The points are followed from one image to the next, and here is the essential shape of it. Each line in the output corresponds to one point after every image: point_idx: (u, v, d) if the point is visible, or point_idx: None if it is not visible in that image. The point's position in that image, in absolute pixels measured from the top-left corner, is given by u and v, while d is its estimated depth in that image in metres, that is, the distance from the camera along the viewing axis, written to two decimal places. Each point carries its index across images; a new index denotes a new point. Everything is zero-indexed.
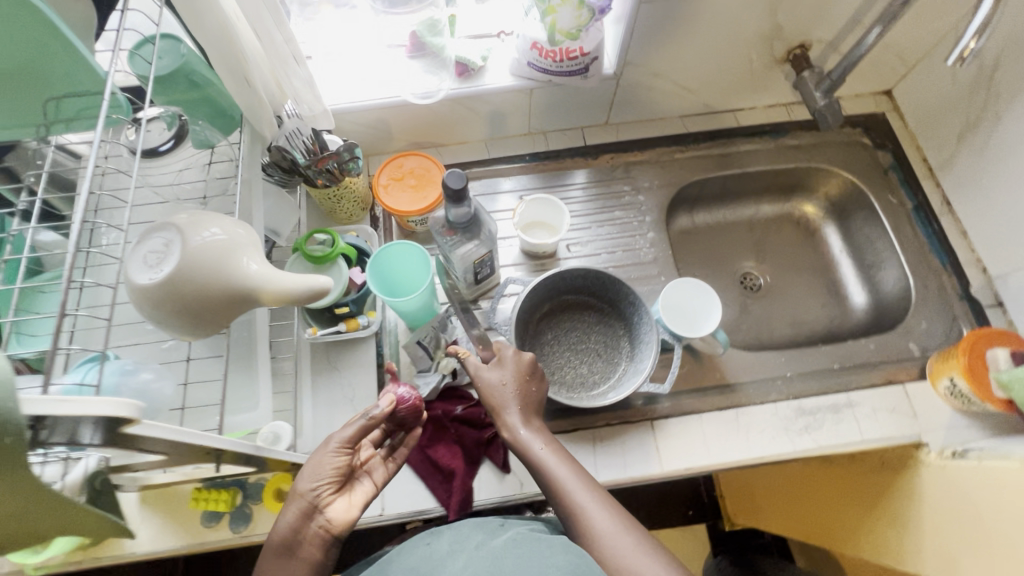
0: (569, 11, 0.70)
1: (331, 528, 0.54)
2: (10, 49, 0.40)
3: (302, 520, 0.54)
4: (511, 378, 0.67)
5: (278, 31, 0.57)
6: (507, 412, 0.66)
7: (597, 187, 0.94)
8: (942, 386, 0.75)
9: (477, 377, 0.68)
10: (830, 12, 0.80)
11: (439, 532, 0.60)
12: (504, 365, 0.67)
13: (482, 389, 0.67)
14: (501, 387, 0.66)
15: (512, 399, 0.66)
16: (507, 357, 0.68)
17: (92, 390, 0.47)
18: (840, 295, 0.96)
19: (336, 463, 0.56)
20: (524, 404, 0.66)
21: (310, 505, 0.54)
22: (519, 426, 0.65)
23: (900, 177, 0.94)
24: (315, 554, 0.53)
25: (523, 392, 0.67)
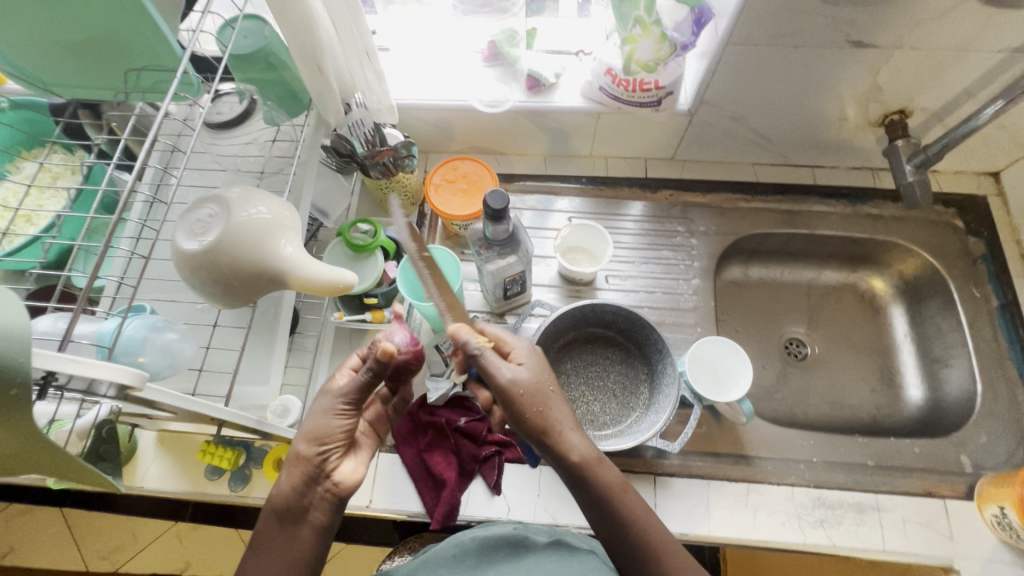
0: (649, 44, 0.68)
1: (337, 493, 0.51)
2: (103, 23, 0.43)
3: (306, 486, 0.51)
4: (547, 374, 0.55)
5: (356, 24, 0.59)
6: (563, 423, 0.53)
7: (649, 222, 0.91)
8: (988, 513, 0.68)
9: (518, 377, 0.52)
10: (941, 81, 0.72)
11: (466, 540, 0.60)
12: (529, 356, 0.56)
13: (526, 397, 0.52)
14: (550, 389, 0.53)
15: (558, 403, 0.53)
16: (526, 350, 0.56)
17: (119, 341, 0.50)
18: (893, 384, 0.88)
19: (342, 423, 0.52)
20: (567, 411, 0.54)
21: (314, 470, 0.51)
22: (570, 435, 0.52)
23: (990, 270, 0.85)
24: (321, 520, 0.51)
25: (561, 394, 0.55)
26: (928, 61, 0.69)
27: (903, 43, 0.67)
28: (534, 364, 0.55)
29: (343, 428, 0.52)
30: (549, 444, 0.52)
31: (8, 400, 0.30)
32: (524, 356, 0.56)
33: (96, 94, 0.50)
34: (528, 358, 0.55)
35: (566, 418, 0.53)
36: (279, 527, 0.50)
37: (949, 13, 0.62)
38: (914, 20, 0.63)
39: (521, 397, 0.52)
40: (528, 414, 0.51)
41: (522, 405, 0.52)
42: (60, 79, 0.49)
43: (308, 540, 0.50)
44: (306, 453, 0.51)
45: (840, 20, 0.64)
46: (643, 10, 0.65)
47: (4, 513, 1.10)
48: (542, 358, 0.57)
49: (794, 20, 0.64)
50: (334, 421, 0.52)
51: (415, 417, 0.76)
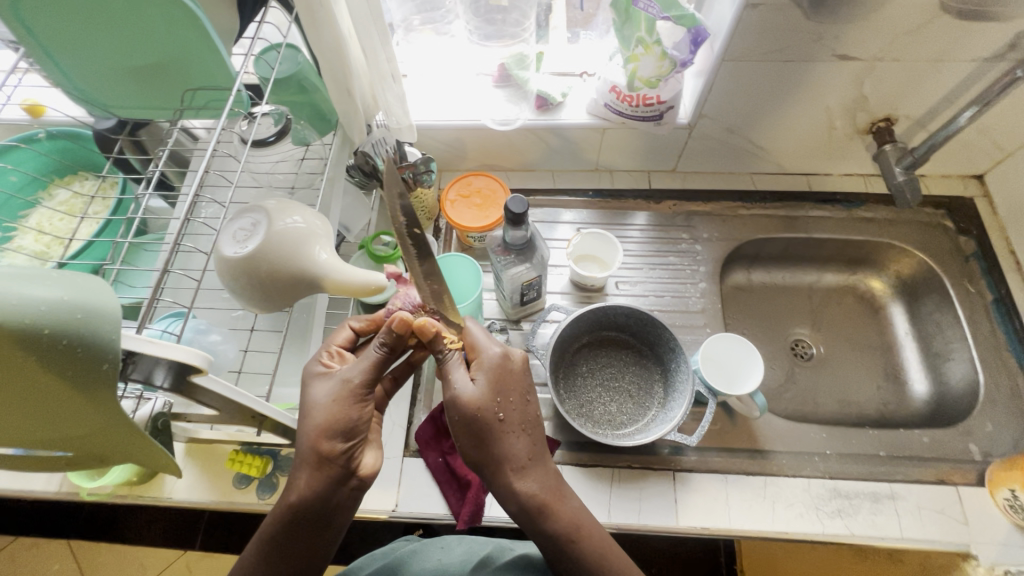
0: (651, 62, 0.73)
1: (364, 487, 0.53)
2: (169, 49, 0.48)
3: (336, 488, 0.50)
4: (500, 399, 0.52)
5: (383, 50, 0.64)
6: (507, 463, 0.52)
7: (655, 231, 0.95)
8: (1000, 497, 0.70)
9: (462, 403, 0.51)
10: (921, 90, 0.78)
11: (451, 543, 0.64)
12: (487, 373, 0.53)
13: (465, 423, 0.51)
14: (496, 420, 0.52)
15: (502, 436, 0.52)
16: (488, 364, 0.54)
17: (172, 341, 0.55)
18: (898, 381, 0.91)
19: (367, 415, 0.52)
20: (514, 446, 0.52)
21: (345, 470, 0.51)
22: (508, 469, 0.51)
23: (982, 266, 0.89)
24: (344, 517, 0.52)
25: (512, 424, 0.52)
26: (908, 72, 0.75)
27: (884, 55, 0.73)
28: (485, 386, 0.53)
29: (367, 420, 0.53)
30: (490, 478, 0.52)
31: (98, 378, 0.32)
32: (481, 373, 0.53)
33: (153, 113, 0.55)
34: (484, 375, 0.53)
35: (516, 453, 0.52)
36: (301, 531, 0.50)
37: (924, 27, 0.68)
38: (893, 33, 0.69)
39: (460, 422, 0.52)
40: (465, 441, 0.52)
41: (462, 431, 0.52)
42: (121, 101, 0.54)
43: (334, 536, 0.52)
44: (336, 454, 0.50)
45: (825, 36, 0.70)
46: (644, 31, 0.70)
47: (14, 545, 1.08)
48: (505, 376, 0.54)
49: (783, 37, 0.70)
50: (360, 414, 0.52)
51: (438, 421, 0.78)
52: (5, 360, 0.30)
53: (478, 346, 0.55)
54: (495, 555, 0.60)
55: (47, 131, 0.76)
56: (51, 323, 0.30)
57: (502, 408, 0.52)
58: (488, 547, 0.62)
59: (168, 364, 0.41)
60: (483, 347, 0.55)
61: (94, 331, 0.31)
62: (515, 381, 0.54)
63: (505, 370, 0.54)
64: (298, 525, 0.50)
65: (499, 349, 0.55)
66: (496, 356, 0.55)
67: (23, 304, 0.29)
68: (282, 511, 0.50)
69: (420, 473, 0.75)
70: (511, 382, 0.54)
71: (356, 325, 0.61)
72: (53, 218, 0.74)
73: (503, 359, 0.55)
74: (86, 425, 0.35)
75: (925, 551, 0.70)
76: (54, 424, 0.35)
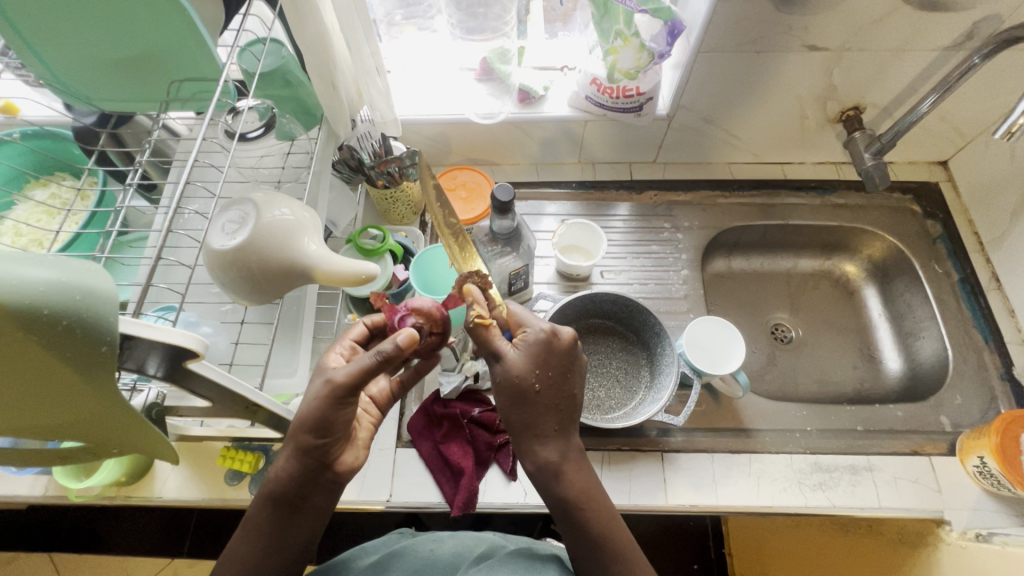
0: (630, 53, 0.75)
1: (340, 478, 0.53)
2: (155, 38, 0.48)
3: (312, 477, 0.51)
4: (541, 372, 0.53)
5: (366, 43, 0.65)
6: (532, 429, 0.54)
7: (638, 221, 0.98)
8: (970, 464, 0.74)
9: (505, 366, 0.53)
10: (887, 78, 0.82)
11: (443, 539, 0.60)
12: (529, 347, 0.54)
13: (503, 385, 0.53)
14: (531, 390, 0.53)
15: (535, 404, 0.53)
16: (533, 338, 0.54)
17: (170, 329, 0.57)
18: (873, 360, 0.94)
19: (347, 417, 0.51)
20: (544, 415, 0.54)
21: (321, 462, 0.51)
22: (534, 432, 0.54)
23: (948, 247, 0.93)
24: (321, 504, 0.53)
25: (548, 396, 0.54)
26: (873, 61, 0.78)
27: (851, 45, 0.76)
28: (527, 357, 0.53)
29: (347, 421, 0.51)
30: (516, 435, 0.55)
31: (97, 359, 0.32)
32: (525, 345, 0.54)
33: (139, 106, 0.56)
34: (527, 348, 0.53)
35: (543, 422, 0.54)
36: (280, 513, 0.52)
37: (886, 17, 0.71)
38: (859, 23, 0.72)
39: (500, 382, 0.53)
40: (501, 399, 0.54)
41: (500, 392, 0.54)
42: (104, 95, 0.54)
43: (308, 525, 0.53)
44: (310, 448, 0.50)
45: (796, 27, 0.72)
46: (622, 23, 0.72)
47: None
48: (548, 353, 0.54)
49: (755, 28, 0.73)
50: (339, 416, 0.50)
51: (430, 411, 0.79)
52: (4, 339, 0.30)
53: (524, 320, 0.56)
54: (492, 549, 0.57)
55: (23, 129, 0.74)
56: (53, 303, 0.30)
57: (540, 381, 0.53)
58: (484, 541, 0.60)
59: (162, 350, 0.41)
60: (529, 322, 0.56)
61: (94, 309, 0.31)
62: (557, 360, 0.54)
63: (548, 348, 0.54)
64: (279, 505, 0.52)
65: (548, 324, 0.55)
66: (543, 332, 0.54)
67: (20, 282, 0.30)
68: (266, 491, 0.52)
69: (413, 463, 0.76)
70: (553, 358, 0.54)
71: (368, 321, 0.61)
72: (33, 215, 0.73)
73: (549, 335, 0.54)
74: (84, 407, 0.36)
75: (901, 518, 0.73)
76: (51, 406, 0.35)
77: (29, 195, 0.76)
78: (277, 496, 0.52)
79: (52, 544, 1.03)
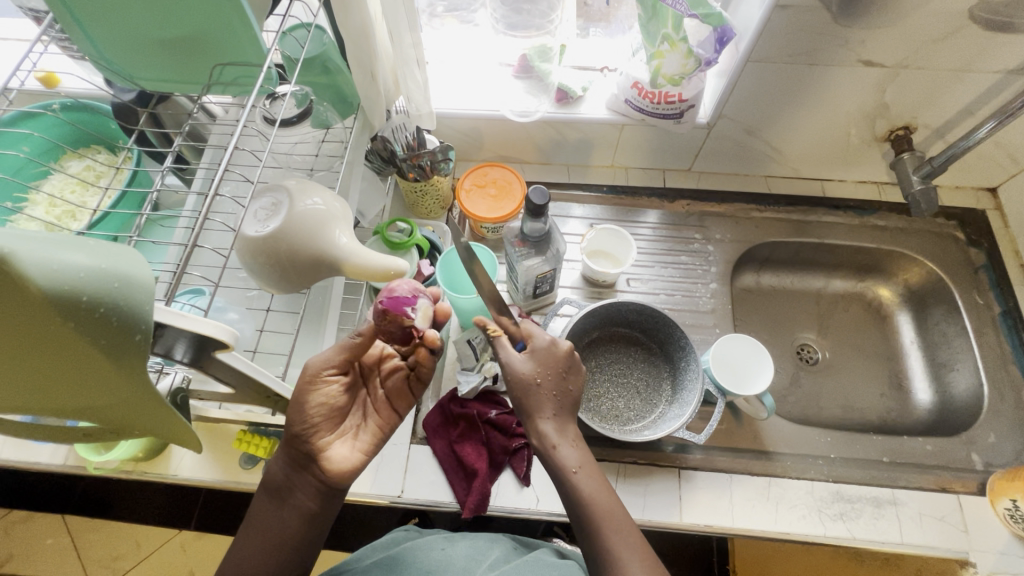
0: (676, 59, 0.73)
1: (325, 479, 0.51)
2: (202, 21, 0.48)
3: (299, 467, 0.52)
4: (545, 367, 0.56)
5: (409, 34, 0.63)
6: (536, 415, 0.55)
7: (667, 229, 0.96)
8: (1001, 507, 0.71)
9: (511, 364, 0.56)
10: (942, 99, 0.78)
11: (454, 541, 0.59)
12: (536, 348, 0.57)
13: (508, 380, 0.56)
14: (532, 381, 0.55)
15: (538, 399, 0.55)
16: (539, 343, 0.57)
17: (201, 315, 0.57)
18: (902, 389, 0.91)
19: (320, 401, 0.52)
20: (549, 410, 0.55)
21: (304, 453, 0.52)
22: (537, 418, 0.55)
23: (991, 278, 0.90)
24: (305, 504, 0.52)
25: (550, 392, 0.55)
26: (931, 80, 0.75)
27: (908, 63, 0.73)
28: (532, 360, 0.56)
29: (323, 405, 0.53)
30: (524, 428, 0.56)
31: (128, 348, 0.32)
32: (531, 351, 0.57)
33: (181, 88, 0.55)
34: (532, 352, 0.56)
35: (544, 409, 0.55)
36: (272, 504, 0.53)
37: (950, 36, 0.68)
38: (919, 41, 0.69)
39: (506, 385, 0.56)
40: (511, 396, 0.56)
41: (508, 390, 0.56)
42: (147, 75, 0.53)
43: (294, 522, 0.52)
44: (292, 433, 0.52)
45: (852, 41, 0.70)
46: (670, 27, 0.70)
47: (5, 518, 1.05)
48: (552, 355, 0.56)
49: (810, 39, 0.70)
50: (312, 397, 0.52)
51: (447, 410, 0.79)
52: (43, 324, 0.30)
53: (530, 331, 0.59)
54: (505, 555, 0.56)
55: (63, 101, 0.74)
56: (91, 290, 0.30)
57: (544, 377, 0.55)
58: (496, 544, 0.59)
59: (188, 338, 0.41)
60: (535, 332, 0.59)
61: (132, 298, 0.31)
62: (560, 359, 0.56)
63: (552, 346, 0.57)
64: (270, 496, 0.53)
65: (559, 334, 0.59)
66: (547, 338, 0.58)
67: (62, 268, 0.30)
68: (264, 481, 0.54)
69: (427, 460, 0.76)
70: (555, 357, 0.56)
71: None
72: (66, 187, 0.73)
73: (555, 339, 0.58)
74: (116, 395, 0.35)
75: (924, 556, 0.71)
76: (83, 391, 0.35)
77: (64, 166, 0.76)
78: (271, 485, 0.53)
79: (64, 509, 1.04)
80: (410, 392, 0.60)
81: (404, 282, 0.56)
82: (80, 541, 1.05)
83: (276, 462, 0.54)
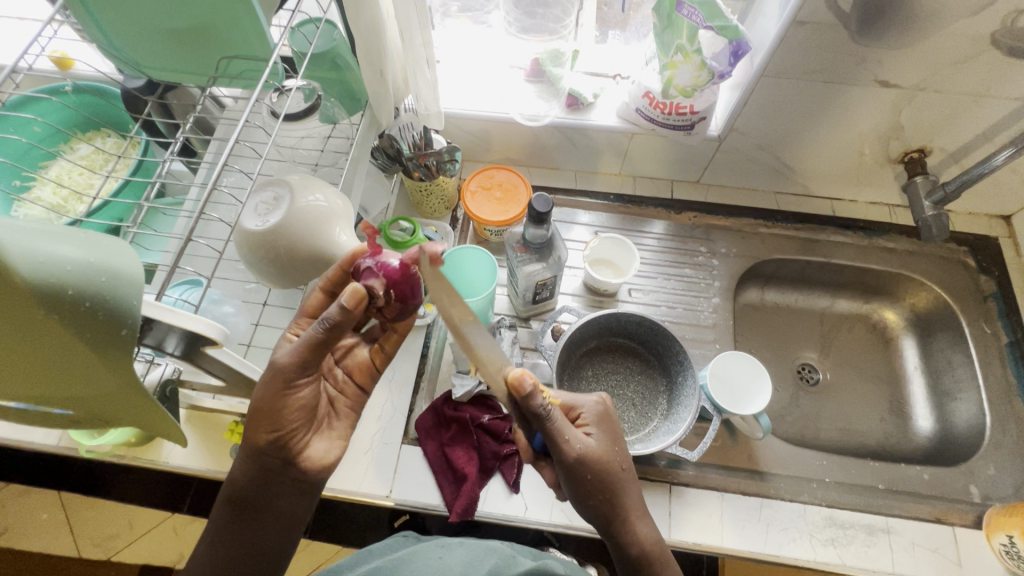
0: (689, 70, 0.72)
1: (311, 478, 0.53)
2: (209, 15, 0.48)
3: (273, 476, 0.52)
4: (615, 446, 0.58)
5: (420, 33, 0.63)
6: (632, 511, 0.57)
7: (673, 241, 0.95)
8: (997, 542, 0.70)
9: (595, 456, 0.55)
10: (959, 124, 0.77)
11: (451, 549, 0.59)
12: (599, 426, 0.59)
13: (597, 480, 0.55)
14: (620, 469, 0.57)
15: (624, 483, 0.57)
16: (595, 414, 0.59)
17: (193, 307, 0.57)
18: (903, 415, 0.89)
19: (295, 406, 0.51)
20: (632, 494, 0.58)
21: (283, 460, 0.51)
22: (634, 519, 0.57)
23: (1000, 307, 0.88)
24: (287, 507, 0.53)
25: (628, 471, 0.58)
26: (949, 104, 0.74)
27: (925, 85, 0.71)
28: (603, 437, 0.58)
29: (299, 408, 0.51)
30: (609, 528, 0.57)
31: (115, 343, 0.32)
32: (594, 426, 0.59)
33: (190, 78, 0.55)
34: (597, 427, 0.59)
35: (634, 503, 0.57)
36: (249, 517, 0.52)
37: (969, 60, 0.67)
38: (939, 64, 0.68)
39: (592, 478, 0.55)
40: (600, 498, 0.56)
41: (596, 490, 0.56)
42: (155, 64, 0.53)
43: (279, 526, 0.52)
44: (266, 444, 0.50)
45: (870, 60, 0.68)
46: (684, 39, 0.69)
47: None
48: (611, 422, 0.60)
49: (826, 56, 0.69)
50: (284, 405, 0.50)
51: (440, 412, 0.78)
52: (33, 317, 0.30)
53: (576, 402, 0.60)
54: (504, 561, 0.56)
55: (75, 84, 0.73)
56: (79, 284, 0.30)
57: (621, 459, 0.58)
58: (493, 550, 0.59)
59: (178, 333, 0.41)
60: (580, 402, 0.60)
61: (121, 293, 0.31)
62: (614, 424, 0.60)
63: (607, 416, 0.60)
64: (243, 510, 0.52)
65: (594, 397, 0.61)
66: (596, 404, 0.60)
67: (50, 261, 0.30)
68: (225, 494, 0.52)
69: (417, 461, 0.76)
70: (612, 426, 0.60)
71: (323, 285, 0.56)
72: (73, 171, 0.74)
73: (603, 410, 0.60)
74: (104, 390, 0.35)
75: None
76: (69, 383, 0.35)
77: (72, 148, 0.76)
78: (241, 500, 0.52)
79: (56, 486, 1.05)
80: (371, 366, 0.61)
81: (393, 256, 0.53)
82: (72, 517, 1.06)
83: (243, 474, 0.52)
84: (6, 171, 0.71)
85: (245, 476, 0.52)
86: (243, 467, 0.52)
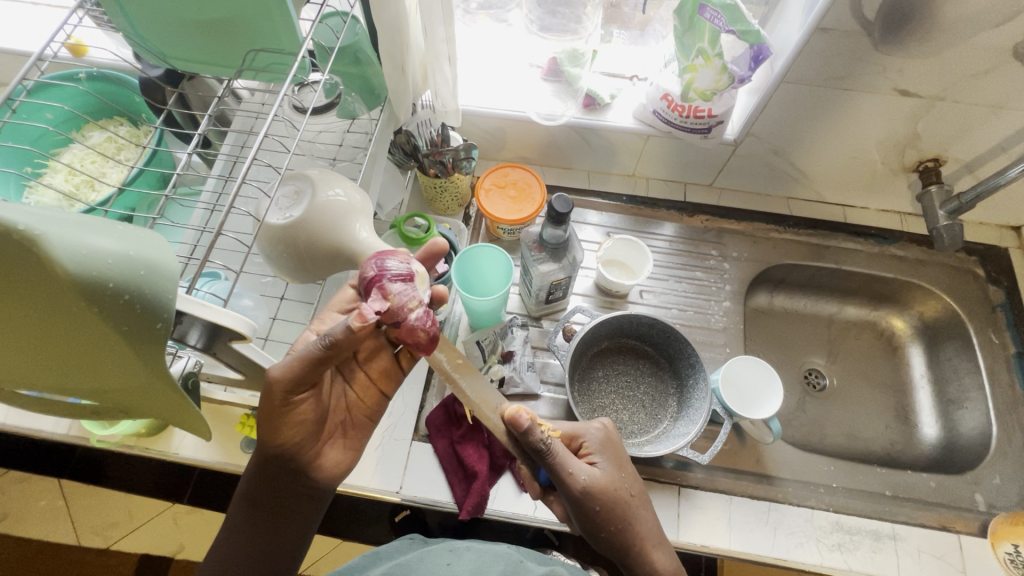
0: (709, 74, 0.72)
1: (319, 484, 0.53)
2: (238, 5, 0.47)
3: (285, 484, 0.52)
4: (620, 474, 0.58)
5: (443, 28, 0.62)
6: (646, 539, 0.57)
7: (684, 244, 0.95)
8: (1002, 550, 0.70)
9: (601, 486, 0.56)
10: (976, 135, 0.77)
11: (460, 555, 0.59)
12: (604, 456, 0.59)
13: (606, 513, 0.56)
14: (629, 496, 0.57)
15: (634, 509, 0.58)
16: (598, 441, 0.60)
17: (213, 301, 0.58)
18: (909, 423, 0.90)
19: (297, 420, 0.50)
20: (644, 519, 0.58)
21: (292, 468, 0.52)
22: (649, 549, 0.57)
23: (1008, 317, 0.88)
24: (304, 517, 0.53)
25: (637, 496, 0.59)
26: (967, 115, 0.74)
27: (945, 95, 0.72)
28: (608, 464, 0.59)
29: (302, 423, 0.51)
30: (627, 561, 0.57)
31: (150, 334, 0.32)
32: (598, 454, 0.59)
33: (214, 69, 0.55)
34: (601, 455, 0.59)
35: (647, 530, 0.58)
36: (256, 520, 0.52)
37: (990, 72, 0.67)
38: (959, 74, 0.68)
39: (600, 509, 0.55)
40: (611, 529, 0.56)
41: (606, 522, 0.56)
42: (181, 54, 0.53)
43: (294, 535, 0.52)
44: (274, 454, 0.51)
45: (890, 69, 0.69)
46: (706, 42, 0.69)
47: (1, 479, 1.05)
48: (615, 449, 0.60)
49: (848, 63, 0.69)
50: (288, 420, 0.50)
51: (451, 410, 0.78)
52: (72, 307, 0.31)
53: (577, 431, 0.60)
54: (513, 568, 0.56)
55: (89, 71, 0.72)
56: (118, 277, 0.30)
57: (628, 487, 0.58)
58: (501, 556, 0.59)
59: (203, 326, 0.41)
60: (582, 431, 0.61)
61: (157, 287, 0.31)
62: (619, 451, 0.60)
63: (610, 442, 0.60)
64: (253, 515, 0.52)
65: (596, 424, 0.62)
66: (598, 430, 0.61)
67: (90, 254, 0.30)
68: (237, 501, 0.53)
69: (428, 457, 0.76)
70: (615, 453, 0.60)
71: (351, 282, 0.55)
72: (86, 158, 0.73)
73: (606, 440, 0.60)
74: (134, 377, 0.35)
75: None
76: (102, 372, 0.35)
77: (86, 136, 0.76)
78: (249, 502, 0.52)
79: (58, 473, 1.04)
80: (395, 369, 0.62)
81: (398, 287, 0.49)
82: (73, 504, 1.05)
83: (252, 479, 0.52)
84: (18, 156, 0.70)
85: (252, 478, 0.52)
86: (253, 473, 0.52)
